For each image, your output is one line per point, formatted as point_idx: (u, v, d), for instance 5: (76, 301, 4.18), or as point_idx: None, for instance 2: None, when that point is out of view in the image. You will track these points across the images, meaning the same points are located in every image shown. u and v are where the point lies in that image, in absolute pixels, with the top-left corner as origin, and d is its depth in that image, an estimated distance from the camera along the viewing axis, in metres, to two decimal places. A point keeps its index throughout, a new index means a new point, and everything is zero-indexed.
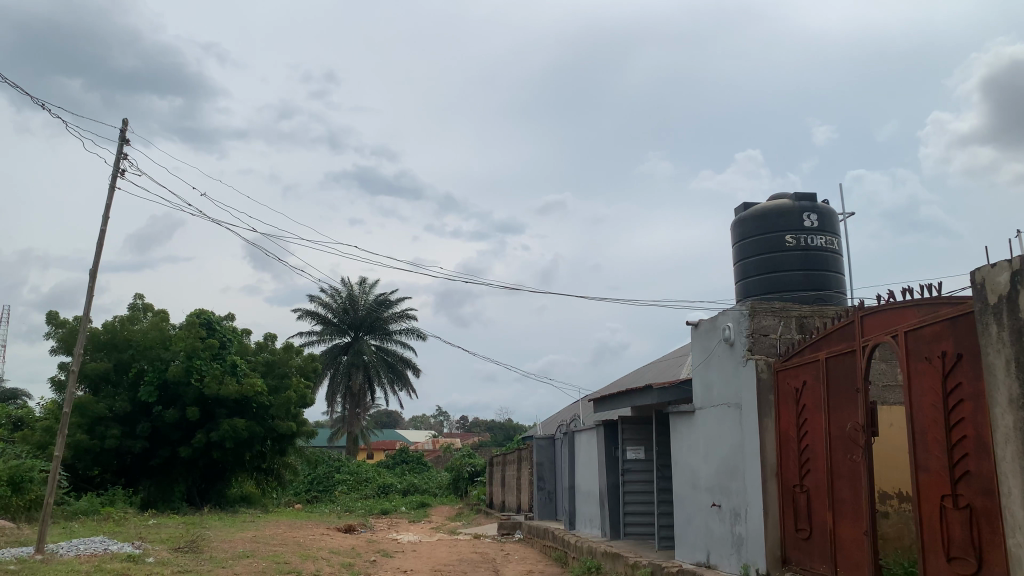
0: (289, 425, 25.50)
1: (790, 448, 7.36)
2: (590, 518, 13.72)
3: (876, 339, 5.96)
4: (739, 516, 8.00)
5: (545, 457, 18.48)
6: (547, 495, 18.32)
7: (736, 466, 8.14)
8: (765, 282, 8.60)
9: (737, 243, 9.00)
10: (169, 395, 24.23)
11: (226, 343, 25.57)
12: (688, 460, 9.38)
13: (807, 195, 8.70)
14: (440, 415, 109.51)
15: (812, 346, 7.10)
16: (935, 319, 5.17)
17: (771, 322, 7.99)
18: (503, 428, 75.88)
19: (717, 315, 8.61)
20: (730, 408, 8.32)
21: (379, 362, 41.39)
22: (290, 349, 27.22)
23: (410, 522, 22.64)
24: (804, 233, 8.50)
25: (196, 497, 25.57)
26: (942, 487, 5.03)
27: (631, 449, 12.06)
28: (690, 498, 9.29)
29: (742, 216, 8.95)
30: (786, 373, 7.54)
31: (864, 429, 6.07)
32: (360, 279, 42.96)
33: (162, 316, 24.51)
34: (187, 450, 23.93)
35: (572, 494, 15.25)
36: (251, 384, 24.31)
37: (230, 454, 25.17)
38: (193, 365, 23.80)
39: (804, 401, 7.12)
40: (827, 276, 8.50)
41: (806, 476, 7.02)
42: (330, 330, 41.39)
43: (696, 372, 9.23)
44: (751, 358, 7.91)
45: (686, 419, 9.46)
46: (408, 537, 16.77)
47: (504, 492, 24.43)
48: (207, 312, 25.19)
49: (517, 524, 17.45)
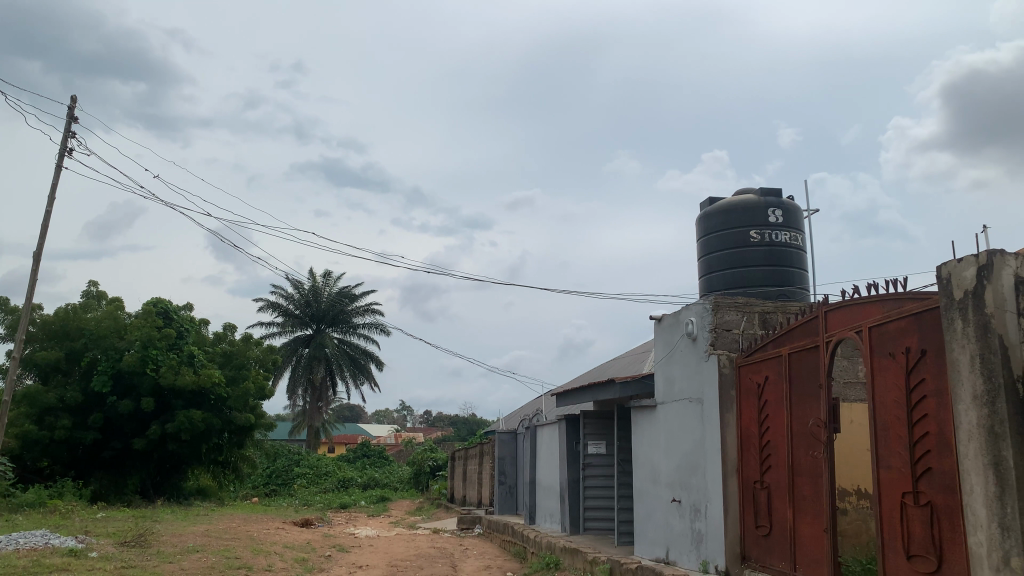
0: (247, 417, 25.04)
1: (750, 444, 7.31)
2: (550, 513, 13.60)
3: (839, 335, 5.90)
4: (699, 512, 7.94)
5: (507, 451, 18.34)
6: (508, 490, 18.17)
7: (697, 461, 8.06)
8: (729, 277, 8.53)
9: (703, 238, 8.90)
10: (123, 386, 23.54)
11: (183, 333, 24.99)
12: (649, 455, 9.30)
13: (772, 190, 8.64)
14: (403, 410, 108.85)
15: (775, 341, 7.04)
16: (900, 314, 5.12)
17: (734, 318, 7.92)
18: (467, 423, 75.59)
19: (680, 310, 8.53)
20: (691, 403, 8.24)
21: (341, 355, 40.92)
22: (249, 340, 26.73)
23: (368, 516, 22.37)
24: (769, 228, 8.43)
25: (150, 490, 24.99)
26: (904, 485, 4.97)
27: (592, 444, 11.97)
28: (650, 494, 9.22)
29: (708, 211, 8.86)
30: (748, 369, 7.48)
31: (825, 425, 6.00)
32: (324, 272, 42.42)
33: (116, 305, 23.90)
34: (141, 442, 23.34)
35: (533, 489, 15.13)
36: (208, 375, 23.78)
37: (185, 446, 24.62)
38: (148, 355, 23.14)
39: (766, 397, 7.07)
40: (791, 272, 8.46)
41: (767, 472, 6.96)
42: (292, 322, 40.80)
43: (659, 367, 9.15)
44: (713, 353, 7.83)
45: (648, 414, 9.38)
46: (365, 532, 16.49)
47: (465, 487, 24.25)
48: (163, 301, 24.61)
49: (477, 518, 17.28)
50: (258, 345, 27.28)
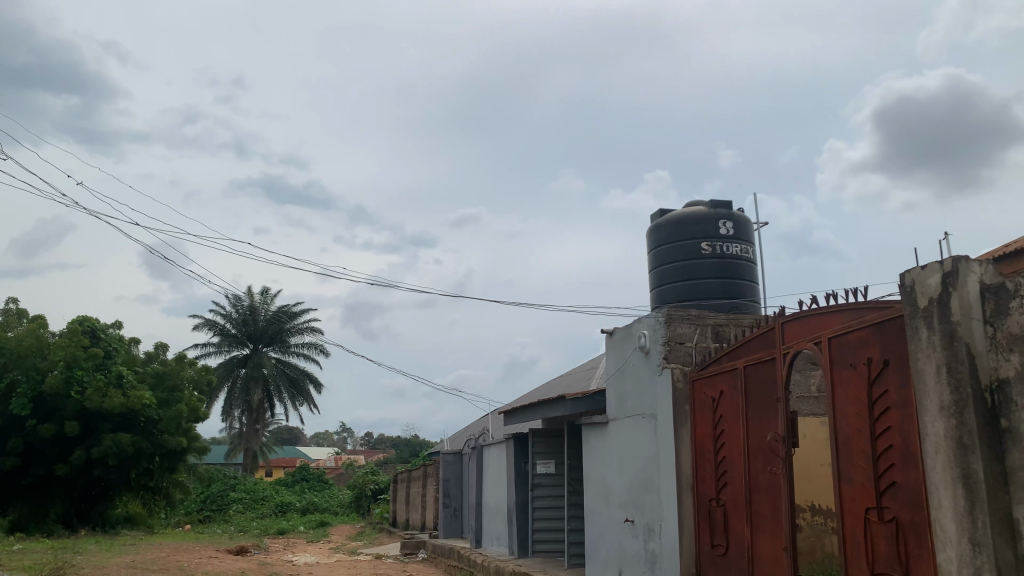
0: (180, 441, 24.01)
1: (705, 460, 7.12)
2: (498, 535, 13.22)
3: (797, 347, 5.77)
4: (653, 532, 7.72)
5: (452, 473, 17.95)
6: (453, 512, 17.71)
7: (650, 479, 7.86)
8: (680, 289, 8.39)
9: (653, 250, 8.77)
10: (45, 409, 22.29)
11: (112, 353, 23.88)
12: (601, 474, 9.06)
13: (723, 202, 8.56)
14: (344, 432, 106.75)
15: (729, 354, 6.90)
16: (861, 324, 5.00)
17: (687, 331, 7.78)
18: (410, 445, 74.57)
19: (632, 323, 8.36)
20: (644, 418, 8.06)
21: (280, 375, 39.86)
22: (183, 360, 25.73)
23: (307, 543, 21.60)
24: (720, 240, 8.34)
25: (74, 519, 23.72)
26: (867, 500, 4.82)
27: (542, 463, 11.71)
28: (602, 513, 8.97)
29: (658, 223, 8.73)
30: (702, 383, 7.32)
31: (784, 439, 5.84)
32: (262, 290, 41.34)
33: (39, 322, 22.73)
34: (65, 468, 22.14)
35: (479, 511, 14.74)
36: (138, 397, 22.73)
37: (113, 472, 23.47)
38: (73, 376, 21.96)
39: (721, 411, 6.91)
40: (742, 284, 8.37)
41: (722, 490, 6.79)
42: (228, 342, 39.59)
43: (610, 382, 8.95)
44: (666, 367, 7.67)
45: (600, 431, 9.16)
46: (304, 559, 15.84)
47: (408, 510, 23.67)
48: (90, 319, 23.51)
49: (421, 543, 16.76)
50: (192, 365, 26.29)
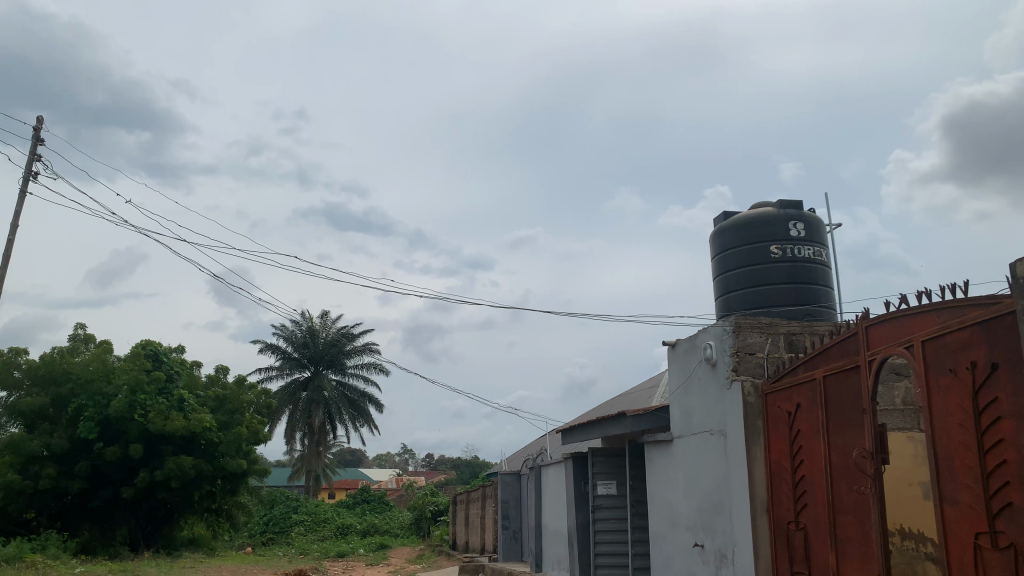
0: (240, 463, 24.11)
1: (782, 479, 6.55)
2: (558, 559, 12.73)
3: (885, 353, 5.20)
4: (725, 558, 7.15)
5: (510, 494, 17.55)
6: (512, 535, 17.23)
7: (720, 501, 7.29)
8: (748, 297, 7.84)
9: (717, 256, 8.26)
10: (111, 432, 22.64)
11: (174, 376, 24.17)
12: (666, 495, 8.53)
13: (792, 202, 8.00)
14: (405, 454, 107.03)
15: (805, 364, 6.34)
16: (961, 324, 4.44)
17: (757, 340, 7.24)
18: (469, 467, 74.37)
19: (697, 334, 7.84)
20: (712, 435, 7.51)
21: (340, 398, 40.06)
22: (243, 383, 25.93)
23: (366, 566, 21.34)
24: (791, 243, 7.78)
25: (140, 541, 23.90)
26: (977, 524, 4.22)
27: (602, 484, 11.17)
28: (669, 537, 8.41)
29: (722, 226, 8.22)
30: (776, 396, 6.77)
31: (872, 456, 5.25)
32: (321, 313, 41.75)
33: (104, 347, 23.19)
34: (130, 490, 22.40)
35: (539, 534, 14.27)
36: (199, 420, 22.92)
37: (176, 495, 23.65)
38: (136, 399, 22.28)
39: (798, 426, 6.34)
40: (817, 289, 7.78)
41: (802, 512, 6.20)
42: (289, 364, 39.99)
43: (674, 397, 8.43)
44: (735, 379, 7.13)
45: (664, 449, 8.63)
46: None
47: (467, 532, 23.29)
48: (153, 343, 23.90)
49: (480, 567, 16.30)
50: (252, 388, 26.49)
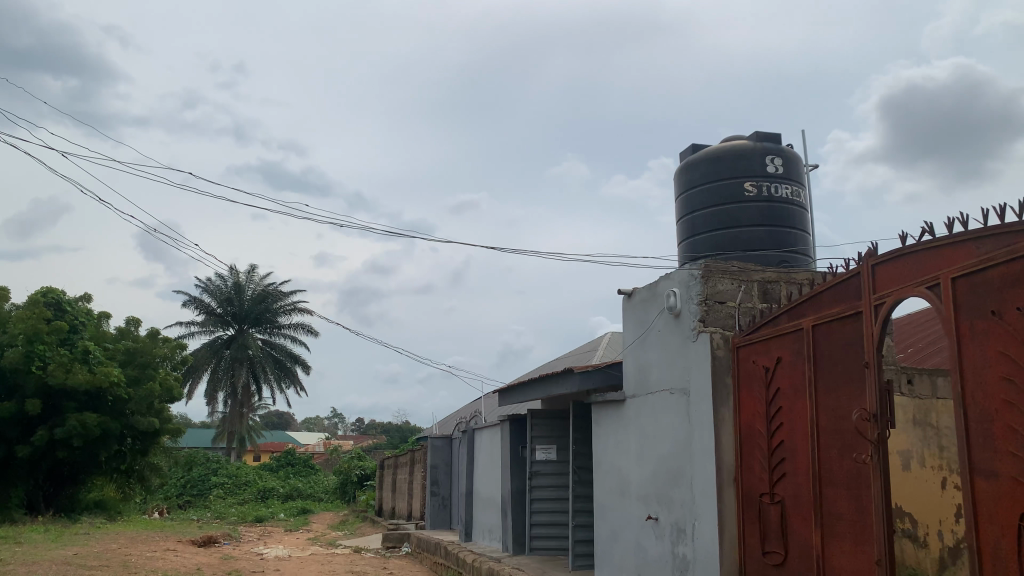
0: (151, 422, 22.44)
1: (755, 445, 5.67)
2: (490, 529, 11.81)
3: (896, 296, 4.32)
4: (683, 534, 6.29)
5: (440, 459, 16.60)
6: (441, 502, 16.32)
7: (680, 469, 6.42)
8: (717, 240, 6.93)
9: (684, 194, 7.31)
10: (6, 386, 20.70)
11: (78, 327, 22.27)
12: (615, 462, 7.63)
13: (771, 134, 7.08)
14: (335, 418, 105.23)
15: (789, 312, 5.44)
16: (1010, 255, 3.56)
17: (728, 288, 6.34)
18: (400, 432, 73.46)
19: (658, 281, 6.91)
20: (673, 395, 6.61)
21: (266, 357, 38.32)
22: (155, 336, 24.03)
23: (284, 531, 20.14)
24: (768, 180, 6.87)
25: (39, 503, 22.17)
26: (1021, 504, 3.39)
27: (541, 449, 10.27)
28: (617, 508, 7.54)
29: (690, 160, 7.26)
30: (750, 351, 5.87)
31: (875, 419, 4.38)
32: (248, 268, 39.77)
33: (0, 294, 21.17)
34: (26, 449, 20.55)
35: (470, 501, 13.31)
36: (105, 374, 21.07)
37: (80, 455, 21.83)
38: (35, 350, 20.33)
39: (778, 384, 5.46)
40: (794, 233, 6.88)
41: (779, 483, 5.35)
42: (212, 322, 38.07)
43: (629, 354, 7.50)
44: (703, 331, 6.21)
45: (614, 411, 7.72)
46: (274, 552, 14.17)
47: (394, 497, 22.26)
48: (55, 291, 21.90)
49: (405, 535, 15.17)
50: (164, 342, 24.54)
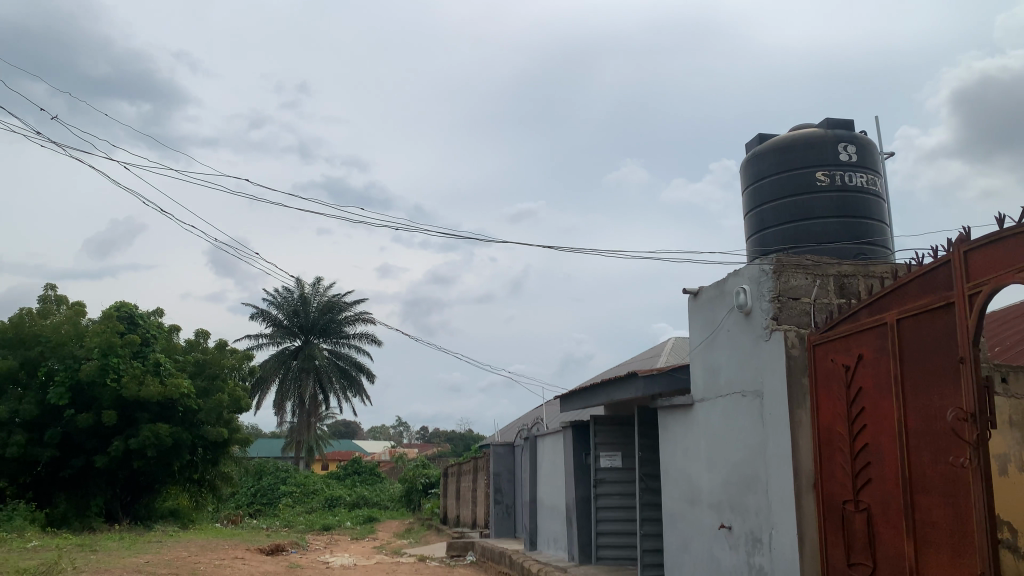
0: (220, 432, 22.88)
1: (836, 449, 5.31)
2: (555, 538, 11.56)
3: (992, 284, 3.95)
4: (760, 544, 5.95)
5: (503, 467, 16.43)
6: (505, 510, 16.14)
7: (754, 475, 6.09)
8: (787, 234, 6.59)
9: (750, 186, 6.98)
10: (83, 398, 21.37)
11: (149, 340, 22.89)
12: (684, 469, 7.32)
13: (843, 121, 6.70)
14: (400, 426, 106.39)
15: (870, 306, 5.08)
16: None
17: (802, 283, 5.99)
18: (464, 440, 73.75)
19: (726, 278, 6.60)
20: (744, 397, 6.28)
21: (331, 367, 38.85)
22: (223, 348, 24.53)
23: (351, 540, 20.24)
24: (841, 168, 6.51)
25: (117, 512, 22.83)
26: None
27: (605, 456, 9.99)
28: (687, 517, 7.22)
29: (757, 150, 6.93)
30: (827, 349, 5.52)
31: (973, 419, 4.01)
32: (313, 280, 40.44)
33: (77, 309, 21.90)
34: (103, 459, 21.17)
35: (534, 509, 13.09)
36: (176, 386, 21.58)
37: (153, 465, 22.37)
38: (109, 363, 20.93)
39: (859, 383, 5.10)
40: (871, 224, 6.49)
41: (864, 489, 4.99)
42: (280, 333, 38.81)
43: (696, 356, 7.19)
44: (776, 329, 5.88)
45: (681, 415, 7.42)
46: (340, 560, 14.19)
47: (458, 505, 22.17)
48: (128, 305, 22.55)
49: (470, 544, 15.03)
50: (232, 353, 25.04)
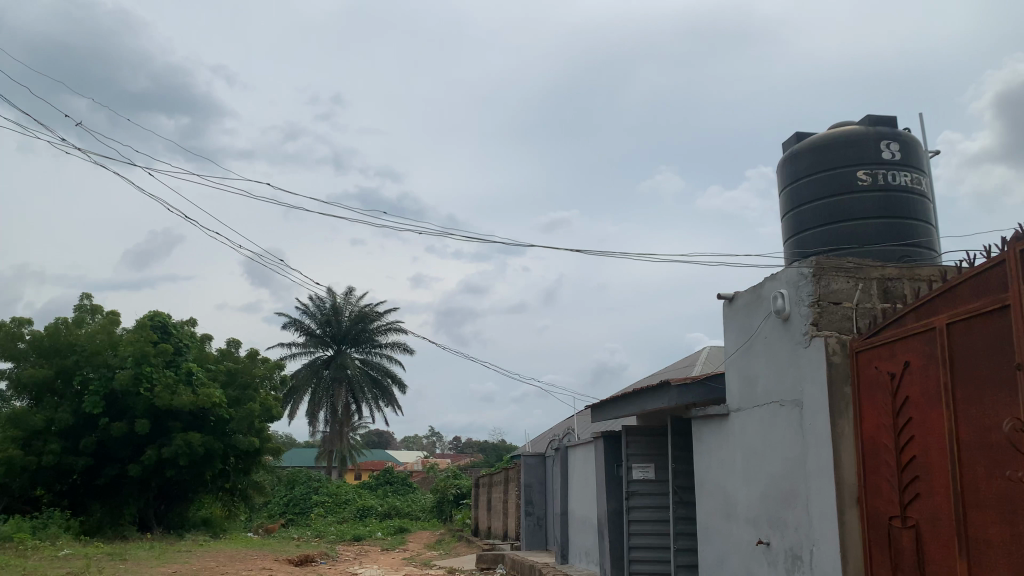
0: (252, 441, 22.93)
1: (881, 462, 5.01)
2: (586, 552, 11.27)
3: None
4: (800, 561, 5.66)
5: (534, 478, 16.18)
6: (536, 522, 15.87)
7: (794, 489, 5.80)
8: (826, 236, 6.31)
9: (787, 187, 6.72)
10: (117, 407, 21.57)
11: (182, 350, 23.08)
12: (720, 482, 7.03)
13: (885, 118, 6.41)
14: (433, 436, 106.47)
15: (918, 310, 4.78)
16: None
17: (843, 287, 5.70)
18: (497, 451, 73.45)
19: (762, 283, 6.36)
20: (783, 407, 6.00)
21: (363, 377, 38.90)
22: (255, 357, 24.63)
23: (381, 551, 20.12)
24: (884, 167, 6.21)
25: (150, 520, 22.97)
26: None
27: (637, 468, 9.71)
28: (723, 532, 6.93)
29: (794, 150, 6.67)
30: (871, 356, 5.23)
31: None
32: (346, 290, 40.60)
33: (112, 318, 22.16)
34: (136, 468, 21.31)
35: (565, 522, 12.82)
36: (208, 395, 21.69)
37: (186, 473, 22.48)
38: (143, 372, 21.09)
39: (906, 392, 4.80)
40: (916, 225, 6.18)
41: (912, 505, 4.68)
42: (312, 343, 39.00)
43: (732, 363, 6.93)
44: (817, 335, 5.61)
45: (716, 426, 7.14)
46: (369, 572, 14.03)
47: (489, 517, 21.91)
48: (161, 315, 22.77)
49: (500, 557, 14.78)
50: (265, 362, 25.12)
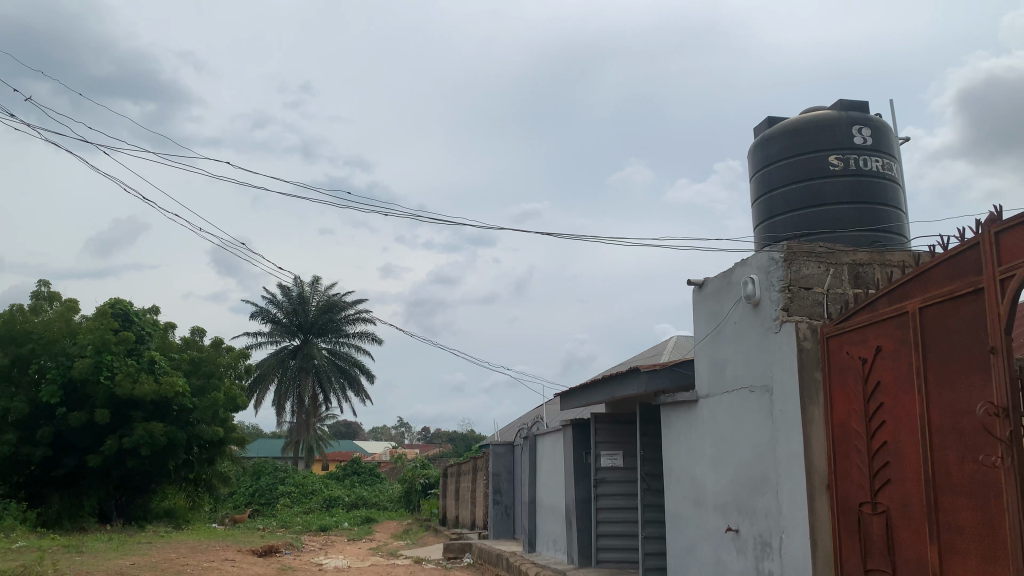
0: (216, 431, 22.54)
1: (853, 448, 4.96)
2: (554, 540, 11.22)
3: None
4: (769, 548, 5.61)
5: (502, 467, 16.09)
6: (504, 510, 15.79)
7: (763, 475, 5.75)
8: (797, 220, 6.25)
9: (758, 172, 6.66)
10: (76, 395, 21.04)
11: (144, 338, 22.60)
12: (688, 469, 6.98)
13: (856, 103, 6.38)
14: (401, 427, 106.08)
15: (890, 294, 4.73)
16: None
17: (814, 272, 5.65)
18: (466, 441, 73.36)
19: (733, 268, 6.29)
20: (753, 393, 5.95)
21: (331, 366, 38.51)
22: (219, 346, 24.17)
23: (346, 541, 19.90)
24: (855, 152, 6.18)
25: (112, 512, 22.52)
26: None
27: (606, 456, 9.66)
28: (692, 520, 6.89)
29: (766, 134, 6.61)
30: (842, 341, 5.18)
31: (1004, 415, 3.67)
32: (313, 279, 40.11)
33: (70, 306, 21.63)
34: (96, 458, 20.83)
35: (533, 510, 12.75)
36: (170, 384, 21.26)
37: (148, 464, 22.03)
38: (103, 360, 20.59)
39: (877, 377, 4.76)
40: (886, 211, 6.15)
41: (882, 489, 4.65)
42: (279, 332, 38.49)
43: (701, 350, 6.86)
44: (787, 320, 5.55)
45: (685, 413, 7.08)
46: (334, 563, 13.83)
47: (457, 506, 21.80)
48: (122, 302, 22.28)
49: (467, 546, 14.67)
50: (229, 351, 24.66)
